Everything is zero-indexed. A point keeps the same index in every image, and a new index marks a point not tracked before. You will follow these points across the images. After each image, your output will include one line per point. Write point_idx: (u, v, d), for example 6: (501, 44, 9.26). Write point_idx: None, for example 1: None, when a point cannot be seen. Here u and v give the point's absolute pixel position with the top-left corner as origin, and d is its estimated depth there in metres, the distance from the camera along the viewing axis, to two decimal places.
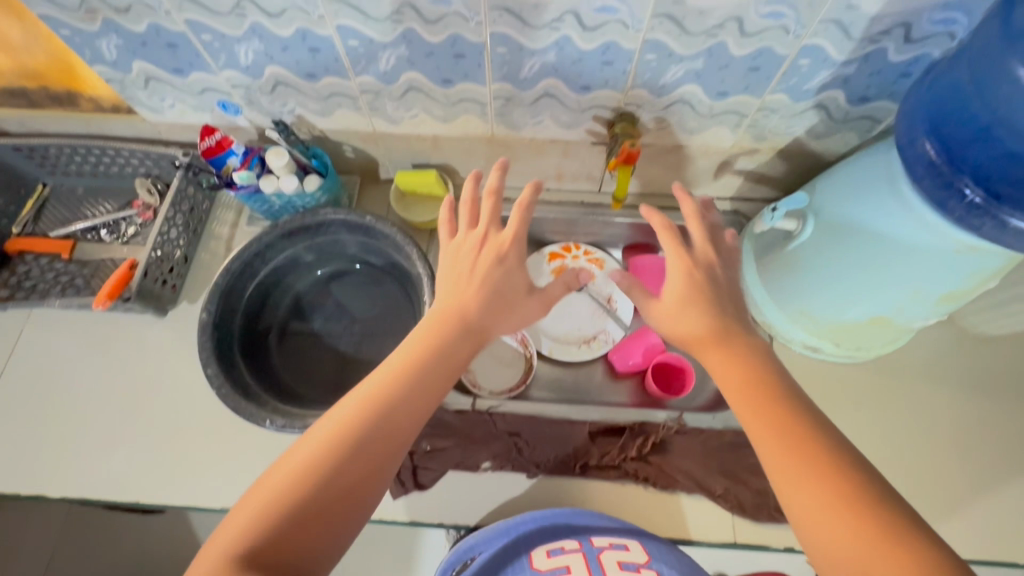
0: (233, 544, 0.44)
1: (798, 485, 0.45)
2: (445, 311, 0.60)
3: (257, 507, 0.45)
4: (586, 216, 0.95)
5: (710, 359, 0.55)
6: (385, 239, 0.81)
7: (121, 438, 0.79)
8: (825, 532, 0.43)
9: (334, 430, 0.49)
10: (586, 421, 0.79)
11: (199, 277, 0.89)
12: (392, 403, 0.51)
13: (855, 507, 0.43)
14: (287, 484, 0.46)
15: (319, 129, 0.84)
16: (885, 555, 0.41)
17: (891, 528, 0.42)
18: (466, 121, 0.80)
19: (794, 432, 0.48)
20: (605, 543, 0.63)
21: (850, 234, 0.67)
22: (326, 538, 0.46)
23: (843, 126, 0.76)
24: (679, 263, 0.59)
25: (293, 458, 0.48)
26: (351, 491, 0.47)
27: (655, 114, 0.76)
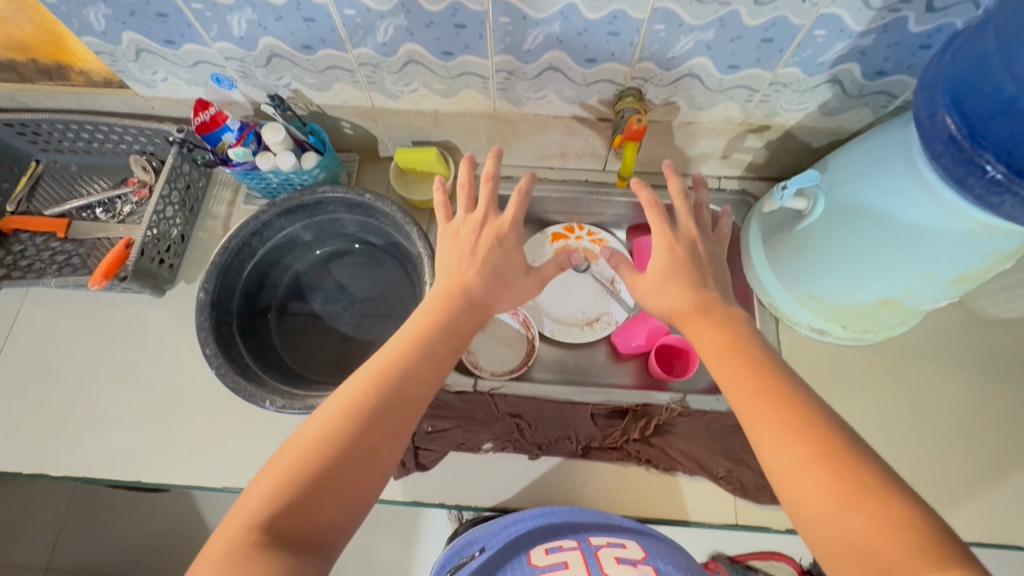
0: (250, 516, 0.43)
1: (776, 446, 0.46)
2: (448, 286, 0.60)
3: (274, 478, 0.45)
4: (590, 195, 0.93)
5: (695, 328, 0.57)
6: (384, 217, 0.79)
7: (123, 418, 0.79)
8: (802, 489, 0.44)
9: (348, 401, 0.49)
10: (589, 403, 0.78)
11: (197, 256, 0.88)
12: (405, 373, 0.51)
13: (831, 463, 0.43)
14: (303, 455, 0.46)
15: (316, 105, 0.82)
16: (861, 508, 0.41)
17: (866, 482, 0.42)
18: (467, 96, 0.78)
19: (773, 396, 0.48)
20: (602, 542, 0.61)
21: (860, 215, 0.65)
22: (346, 506, 0.45)
23: (856, 102, 0.73)
24: (662, 239, 0.61)
25: (307, 430, 0.48)
26: (368, 458, 0.47)
27: (663, 89, 0.73)
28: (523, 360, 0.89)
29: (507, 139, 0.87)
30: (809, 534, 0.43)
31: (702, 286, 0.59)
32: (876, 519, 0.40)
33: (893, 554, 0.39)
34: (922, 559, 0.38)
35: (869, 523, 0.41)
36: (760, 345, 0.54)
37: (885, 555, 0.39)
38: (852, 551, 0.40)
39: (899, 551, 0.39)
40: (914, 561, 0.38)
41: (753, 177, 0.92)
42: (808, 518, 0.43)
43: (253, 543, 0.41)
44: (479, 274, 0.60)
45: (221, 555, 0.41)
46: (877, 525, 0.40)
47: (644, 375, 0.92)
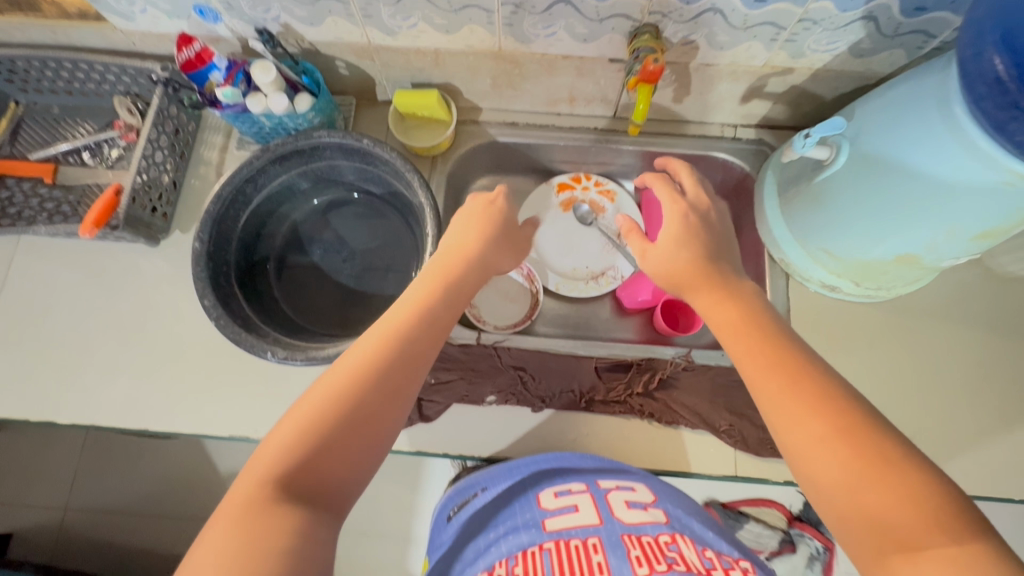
0: (264, 473, 0.43)
1: (792, 420, 0.45)
2: (457, 244, 0.58)
3: (288, 436, 0.44)
4: (598, 144, 0.89)
5: (705, 297, 0.55)
6: (384, 164, 0.76)
7: (127, 368, 0.79)
8: (819, 463, 0.43)
9: (359, 360, 0.48)
10: (592, 357, 0.78)
11: (192, 205, 0.85)
12: (414, 334, 0.50)
13: (850, 436, 0.43)
14: (316, 413, 0.45)
15: (308, 41, 0.76)
16: (879, 480, 0.41)
17: (885, 455, 0.42)
18: (470, 32, 0.72)
19: (789, 369, 0.47)
20: (611, 486, 0.63)
21: (884, 166, 0.62)
22: (356, 463, 0.45)
23: (890, 42, 0.68)
24: (674, 208, 0.61)
25: (318, 389, 0.47)
26: (378, 416, 0.46)
27: (683, 26, 0.68)
28: (524, 314, 0.88)
29: (513, 82, 0.82)
30: (823, 505, 0.44)
31: (715, 257, 0.57)
32: (894, 490, 0.40)
33: (910, 524, 0.39)
34: (939, 531, 0.39)
35: (887, 494, 0.40)
36: (770, 319, 0.52)
37: (902, 524, 0.39)
38: (870, 524, 0.41)
39: (915, 521, 0.39)
40: (931, 532, 0.39)
41: (770, 126, 0.88)
42: (824, 491, 0.43)
43: (268, 498, 0.41)
44: (485, 233, 0.59)
45: (240, 507, 0.41)
46: (894, 495, 0.40)
47: (649, 330, 0.91)
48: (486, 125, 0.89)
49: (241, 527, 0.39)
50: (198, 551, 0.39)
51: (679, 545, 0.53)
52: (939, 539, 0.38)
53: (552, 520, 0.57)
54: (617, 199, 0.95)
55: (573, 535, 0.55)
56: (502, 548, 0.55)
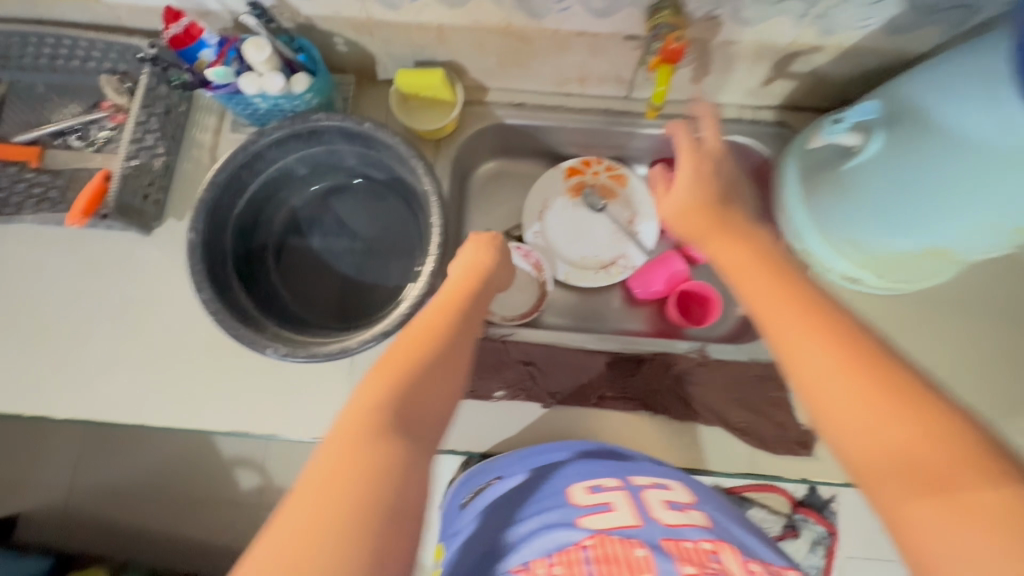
0: (362, 414, 0.43)
1: (805, 354, 0.43)
2: (474, 257, 0.64)
3: (375, 384, 0.46)
4: (610, 127, 0.85)
5: (724, 244, 0.53)
6: (387, 149, 0.72)
7: (124, 360, 0.76)
8: (836, 400, 0.41)
9: (424, 326, 0.53)
10: (604, 351, 0.75)
11: (185, 191, 0.81)
12: (466, 306, 0.57)
13: (869, 373, 0.40)
14: (399, 363, 0.48)
15: (303, 15, 0.71)
16: (899, 418, 0.38)
17: (906, 396, 0.39)
18: (477, 6, 0.67)
19: (802, 307, 0.45)
20: (646, 483, 0.60)
21: (934, 147, 0.57)
22: (439, 404, 0.48)
23: (928, 18, 0.63)
24: (688, 157, 0.61)
25: (395, 350, 0.50)
26: (452, 364, 0.50)
27: (707, 0, 0.63)
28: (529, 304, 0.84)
29: (521, 60, 0.77)
30: (840, 450, 0.41)
31: (728, 202, 0.57)
32: (915, 427, 0.37)
33: (933, 462, 0.36)
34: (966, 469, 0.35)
35: (907, 430, 0.38)
36: (783, 261, 0.50)
37: (924, 462, 0.36)
38: (888, 463, 0.37)
39: (937, 459, 0.36)
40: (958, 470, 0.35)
41: (792, 108, 0.83)
42: (841, 431, 0.40)
43: (373, 427, 0.42)
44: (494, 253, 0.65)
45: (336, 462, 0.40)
46: (918, 432, 0.37)
47: (661, 321, 0.88)
48: (492, 105, 0.84)
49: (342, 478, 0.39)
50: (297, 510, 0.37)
51: (723, 556, 0.50)
52: (966, 476, 0.35)
53: (586, 518, 0.53)
54: (629, 184, 0.91)
55: (613, 532, 0.51)
56: (538, 544, 0.52)
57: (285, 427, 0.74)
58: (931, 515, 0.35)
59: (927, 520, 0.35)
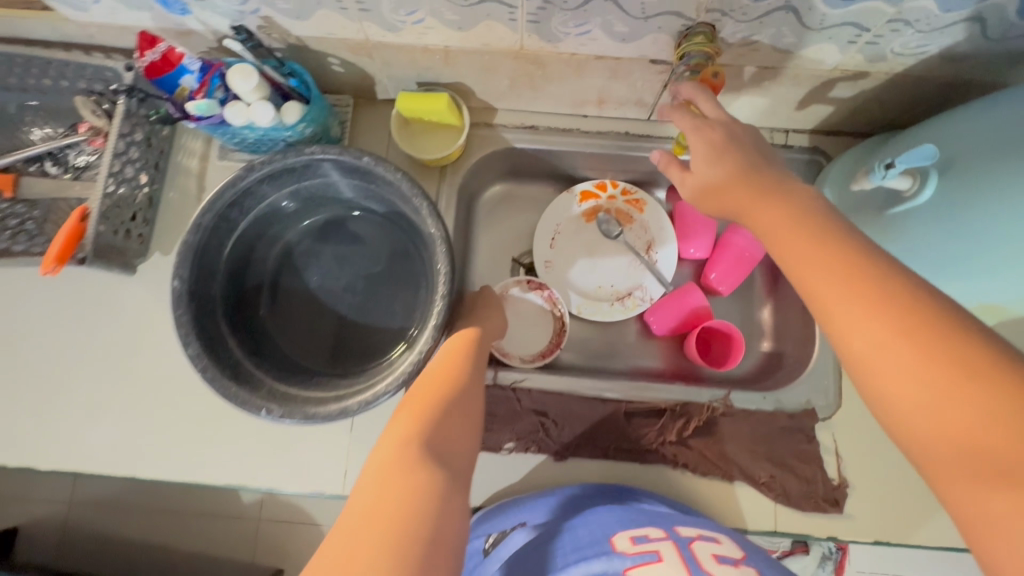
0: (398, 448, 0.46)
1: (847, 326, 0.39)
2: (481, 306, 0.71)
3: (405, 423, 0.50)
4: (629, 152, 0.78)
5: (757, 211, 0.47)
6: (387, 185, 0.65)
7: (110, 406, 0.72)
8: (883, 372, 0.37)
9: (441, 370, 0.57)
10: (622, 400, 0.71)
11: (171, 222, 0.76)
12: (476, 351, 0.62)
13: (923, 343, 0.36)
14: (423, 402, 0.52)
15: (295, 37, 0.64)
16: (956, 394, 0.34)
17: (967, 368, 0.34)
18: (487, 30, 0.60)
19: (846, 272, 0.40)
20: (692, 533, 0.57)
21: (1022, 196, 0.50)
22: (461, 438, 0.52)
23: (993, 47, 0.57)
24: (694, 128, 0.54)
25: (416, 393, 0.54)
26: (468, 401, 0.55)
27: (745, 26, 0.56)
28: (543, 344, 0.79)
29: (534, 82, 0.71)
30: (892, 424, 0.37)
31: (758, 165, 0.50)
32: (975, 407, 0.33)
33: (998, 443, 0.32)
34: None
35: (968, 409, 0.33)
36: (828, 216, 0.43)
37: (991, 443, 0.32)
38: (944, 441, 0.34)
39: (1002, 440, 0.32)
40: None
41: (827, 132, 0.77)
42: (891, 406, 0.37)
43: (410, 456, 0.45)
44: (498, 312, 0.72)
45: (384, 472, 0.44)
46: (980, 411, 0.33)
47: (680, 358, 0.83)
48: (501, 128, 0.78)
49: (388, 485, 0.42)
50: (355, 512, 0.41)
51: None
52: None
53: (635, 570, 0.53)
54: (646, 210, 0.85)
55: None
56: None
57: (282, 479, 0.70)
58: (994, 499, 0.31)
59: (990, 505, 0.32)
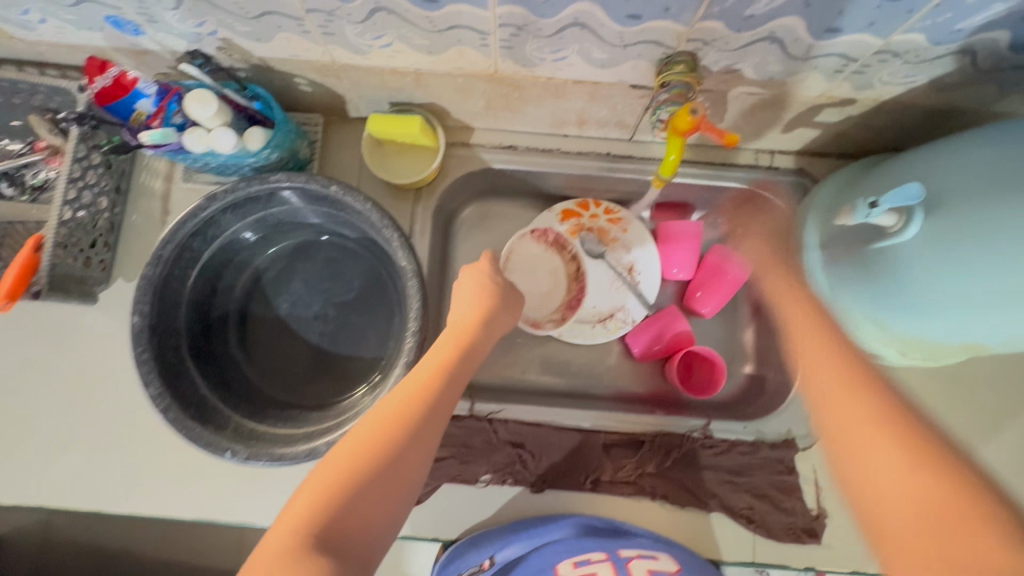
0: (290, 533, 0.39)
1: (857, 439, 0.42)
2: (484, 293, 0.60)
3: (314, 490, 0.41)
4: (611, 173, 0.76)
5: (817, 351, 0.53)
6: (356, 213, 0.62)
7: (74, 440, 0.69)
8: (864, 458, 0.41)
9: (390, 411, 0.46)
10: (600, 430, 0.70)
11: (135, 246, 0.72)
12: (447, 381, 0.49)
13: (905, 435, 0.40)
14: (345, 462, 0.42)
15: (257, 57, 0.61)
16: (917, 476, 0.37)
17: (972, 494, 0.36)
18: (459, 54, 0.57)
19: (857, 397, 0.45)
20: (631, 553, 0.65)
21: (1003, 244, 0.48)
22: (386, 509, 0.42)
23: (982, 78, 0.55)
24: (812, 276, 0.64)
25: (348, 439, 0.45)
26: (408, 460, 0.44)
27: (727, 55, 0.53)
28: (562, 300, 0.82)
29: (511, 104, 0.68)
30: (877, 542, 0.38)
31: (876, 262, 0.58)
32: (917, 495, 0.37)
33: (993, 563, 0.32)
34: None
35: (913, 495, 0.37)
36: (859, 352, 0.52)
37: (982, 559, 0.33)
38: (910, 529, 0.37)
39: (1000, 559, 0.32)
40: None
41: (812, 153, 0.75)
42: (879, 523, 0.38)
43: (295, 551, 0.38)
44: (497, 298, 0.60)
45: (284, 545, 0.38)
46: (951, 509, 0.35)
47: (662, 382, 0.82)
48: (479, 148, 0.75)
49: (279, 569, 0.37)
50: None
51: None
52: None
53: None
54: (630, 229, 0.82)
55: None
56: None
57: (254, 511, 0.69)
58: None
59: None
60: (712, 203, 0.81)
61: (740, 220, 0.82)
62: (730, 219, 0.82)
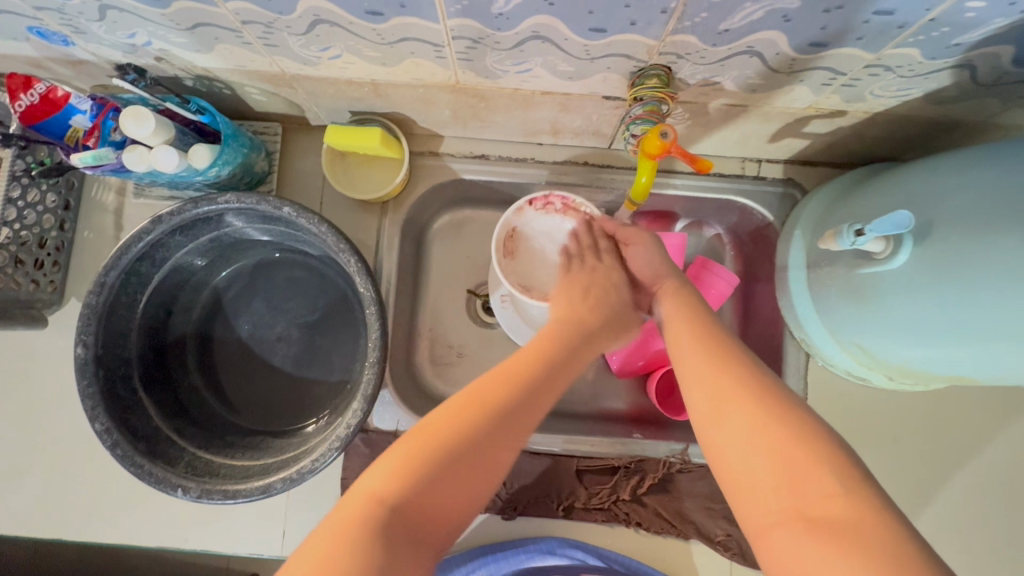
0: (361, 512, 0.37)
1: (717, 404, 0.42)
2: (576, 292, 0.59)
3: (392, 463, 0.39)
4: (588, 183, 0.71)
5: (674, 314, 0.52)
6: (306, 230, 0.58)
7: (32, 466, 0.67)
8: (733, 437, 0.40)
9: (484, 390, 0.44)
10: (574, 456, 0.68)
11: (87, 265, 0.69)
12: (547, 374, 0.48)
13: (766, 403, 0.40)
14: (427, 438, 0.41)
15: (199, 68, 0.56)
16: (780, 444, 0.38)
17: (830, 457, 0.36)
18: (414, 66, 0.53)
19: (722, 364, 0.44)
20: None
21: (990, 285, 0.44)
22: (466, 496, 0.41)
23: (983, 90, 0.51)
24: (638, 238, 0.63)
25: (436, 412, 0.43)
26: (498, 450, 0.42)
27: (704, 68, 0.49)
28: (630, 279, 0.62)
29: (479, 114, 0.64)
30: (734, 497, 0.39)
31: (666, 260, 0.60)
32: (782, 466, 0.37)
33: (840, 516, 0.34)
34: (873, 529, 0.32)
35: (776, 465, 0.37)
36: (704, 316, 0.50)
37: (824, 513, 0.34)
38: (768, 503, 0.36)
39: (846, 511, 0.34)
40: (863, 528, 0.33)
41: (802, 162, 0.71)
42: (733, 479, 0.39)
43: (368, 530, 0.36)
44: (594, 305, 0.58)
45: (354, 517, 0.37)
46: (818, 480, 0.35)
47: (644, 398, 0.75)
48: (448, 158, 0.71)
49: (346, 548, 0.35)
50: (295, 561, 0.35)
51: None
52: (869, 533, 0.32)
53: None
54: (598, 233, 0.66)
55: None
56: None
57: (217, 541, 0.67)
58: (810, 552, 0.33)
59: (811, 561, 0.33)
60: (697, 212, 0.75)
61: (725, 230, 0.77)
62: (713, 227, 0.78)
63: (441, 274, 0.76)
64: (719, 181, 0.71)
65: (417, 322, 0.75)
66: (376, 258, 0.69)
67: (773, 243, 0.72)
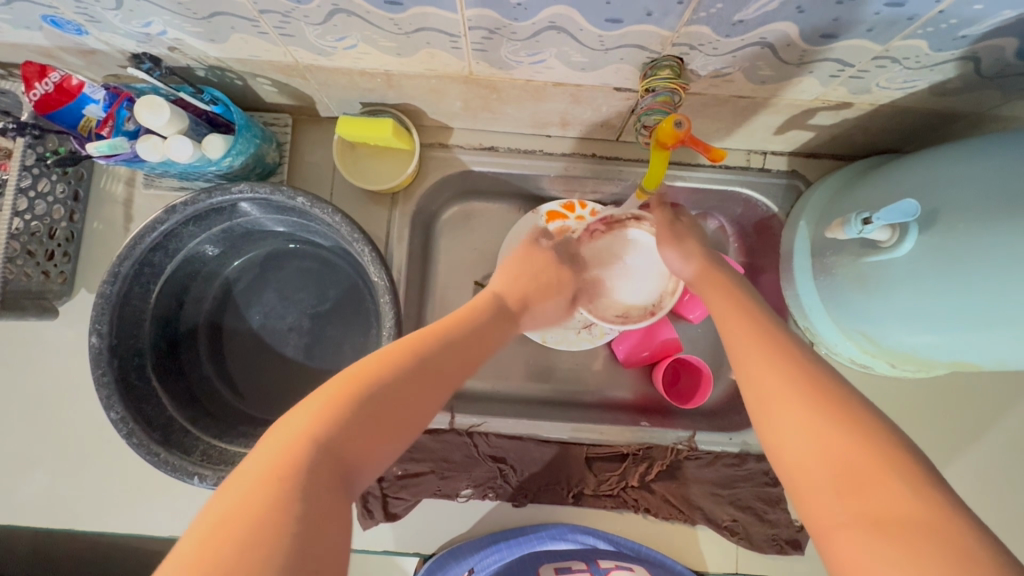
0: (290, 449, 0.34)
1: (770, 402, 0.40)
2: (514, 276, 0.62)
3: (316, 409, 0.37)
4: (596, 175, 0.72)
5: (722, 310, 0.50)
6: (321, 220, 0.58)
7: (44, 456, 0.67)
8: (793, 437, 0.37)
9: (403, 344, 0.44)
10: (583, 444, 0.69)
11: (96, 256, 0.69)
12: (465, 341, 0.48)
13: (825, 400, 0.38)
14: (352, 383, 0.39)
15: (213, 58, 0.57)
16: (839, 442, 0.35)
17: (899, 458, 0.34)
18: (430, 56, 0.53)
19: (775, 358, 0.42)
20: (611, 565, 0.67)
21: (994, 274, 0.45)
22: (390, 444, 0.39)
23: (986, 82, 0.52)
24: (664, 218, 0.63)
25: (359, 362, 0.41)
26: (418, 400, 0.41)
27: (716, 59, 0.50)
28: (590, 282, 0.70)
29: (489, 105, 0.64)
30: (797, 497, 0.36)
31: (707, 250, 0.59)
32: (845, 466, 0.34)
33: (913, 519, 0.31)
34: (946, 534, 0.30)
35: (838, 464, 0.35)
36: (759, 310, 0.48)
37: (894, 514, 0.31)
38: (834, 505, 0.34)
39: (918, 513, 0.31)
40: (938, 534, 0.30)
41: (807, 154, 0.72)
42: (793, 478, 0.37)
43: (297, 471, 0.33)
44: (530, 282, 0.62)
45: (277, 458, 0.33)
46: (886, 481, 0.33)
47: (650, 387, 0.75)
48: (458, 149, 0.72)
49: (263, 491, 0.31)
50: (209, 510, 0.31)
51: None
52: (943, 538, 0.30)
53: None
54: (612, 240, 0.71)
55: None
56: None
57: None
58: (883, 558, 0.30)
59: (878, 564, 0.31)
60: (702, 204, 0.77)
61: (728, 221, 0.79)
62: (717, 219, 0.79)
63: (450, 265, 0.77)
64: (724, 173, 0.72)
65: (426, 312, 0.75)
66: (386, 249, 0.70)
67: (778, 234, 0.73)
